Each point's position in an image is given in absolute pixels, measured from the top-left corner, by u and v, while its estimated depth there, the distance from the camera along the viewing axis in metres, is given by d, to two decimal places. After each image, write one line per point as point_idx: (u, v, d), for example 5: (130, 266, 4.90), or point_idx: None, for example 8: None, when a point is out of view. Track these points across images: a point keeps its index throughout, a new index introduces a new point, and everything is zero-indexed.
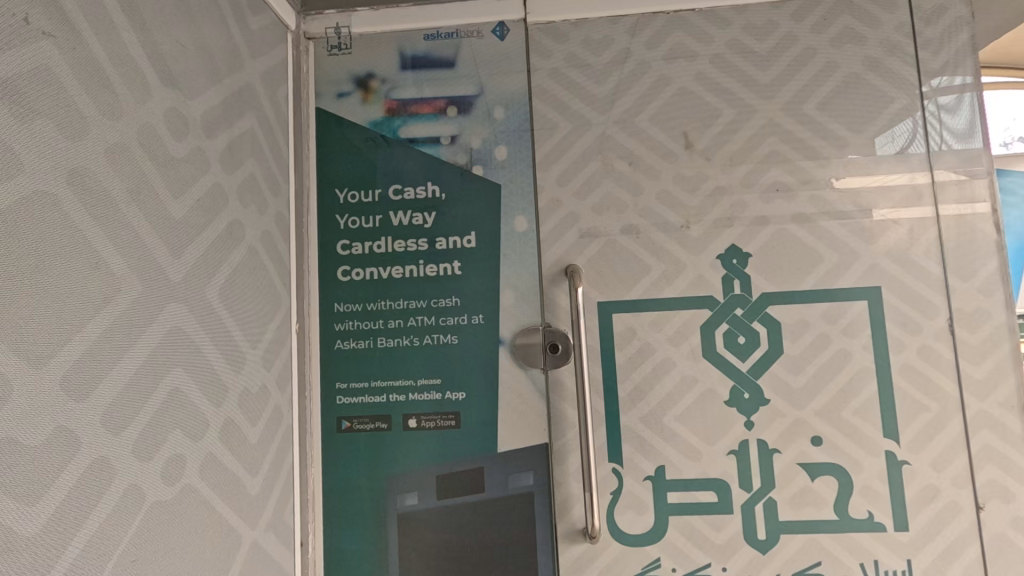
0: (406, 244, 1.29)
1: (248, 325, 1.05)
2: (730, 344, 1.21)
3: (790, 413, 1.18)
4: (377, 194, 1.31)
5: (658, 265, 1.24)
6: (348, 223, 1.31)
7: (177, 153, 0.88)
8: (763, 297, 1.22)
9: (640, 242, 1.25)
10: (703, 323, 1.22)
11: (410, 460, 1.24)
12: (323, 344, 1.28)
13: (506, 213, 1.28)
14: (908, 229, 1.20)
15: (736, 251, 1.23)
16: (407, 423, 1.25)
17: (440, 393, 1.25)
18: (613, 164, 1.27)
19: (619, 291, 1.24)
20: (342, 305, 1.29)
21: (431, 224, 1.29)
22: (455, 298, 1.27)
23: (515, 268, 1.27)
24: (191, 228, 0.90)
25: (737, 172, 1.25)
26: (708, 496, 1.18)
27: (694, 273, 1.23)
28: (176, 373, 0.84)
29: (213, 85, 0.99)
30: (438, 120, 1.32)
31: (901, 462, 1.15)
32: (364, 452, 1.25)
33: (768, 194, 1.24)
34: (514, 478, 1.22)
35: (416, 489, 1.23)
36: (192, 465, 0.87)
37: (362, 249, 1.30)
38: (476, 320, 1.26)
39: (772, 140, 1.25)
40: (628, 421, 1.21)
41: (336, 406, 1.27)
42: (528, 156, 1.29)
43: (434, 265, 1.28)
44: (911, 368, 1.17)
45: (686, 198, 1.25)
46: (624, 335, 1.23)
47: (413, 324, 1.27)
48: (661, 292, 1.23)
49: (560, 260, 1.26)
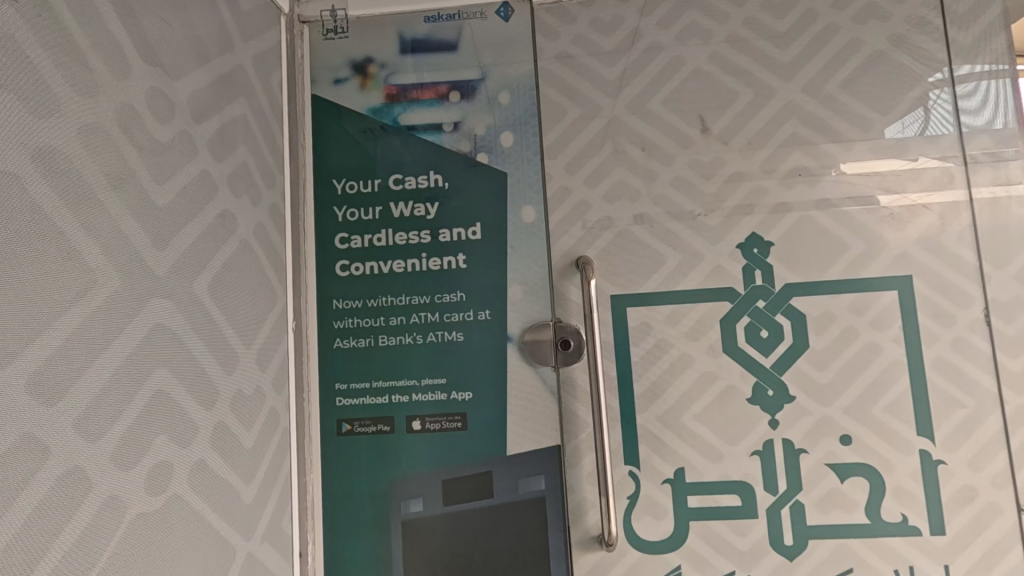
0: (408, 237, 1.23)
1: (241, 325, 0.99)
2: (752, 338, 1.15)
3: (817, 411, 1.12)
4: (377, 184, 1.24)
5: (675, 256, 1.18)
6: (346, 215, 1.24)
7: (160, 138, 0.81)
8: (787, 289, 1.15)
9: (655, 231, 1.19)
10: (723, 316, 1.16)
11: (415, 464, 1.17)
12: (322, 343, 1.21)
13: (513, 203, 1.22)
14: (939, 215, 1.14)
15: (757, 239, 1.17)
16: (411, 426, 1.18)
17: (446, 393, 1.18)
18: (625, 150, 1.21)
19: (633, 284, 1.18)
20: (342, 301, 1.22)
21: (434, 215, 1.23)
22: (460, 293, 1.20)
23: (523, 260, 1.20)
24: (178, 218, 0.84)
25: (757, 157, 1.18)
26: (731, 500, 1.12)
27: (712, 263, 1.17)
28: (162, 373, 0.78)
29: (202, 67, 0.93)
30: (440, 106, 1.25)
31: (936, 462, 1.09)
32: (366, 457, 1.18)
33: (789, 180, 1.17)
34: (524, 482, 1.15)
35: (421, 495, 1.16)
36: (181, 473, 0.80)
37: (361, 242, 1.23)
38: (483, 315, 1.19)
39: (793, 123, 1.18)
40: (645, 421, 1.14)
41: (336, 408, 1.20)
42: (535, 143, 1.23)
43: (437, 259, 1.21)
44: (944, 362, 1.10)
45: (702, 185, 1.19)
46: (639, 330, 1.16)
47: (416, 322, 1.20)
48: (678, 284, 1.17)
49: (570, 252, 1.20)
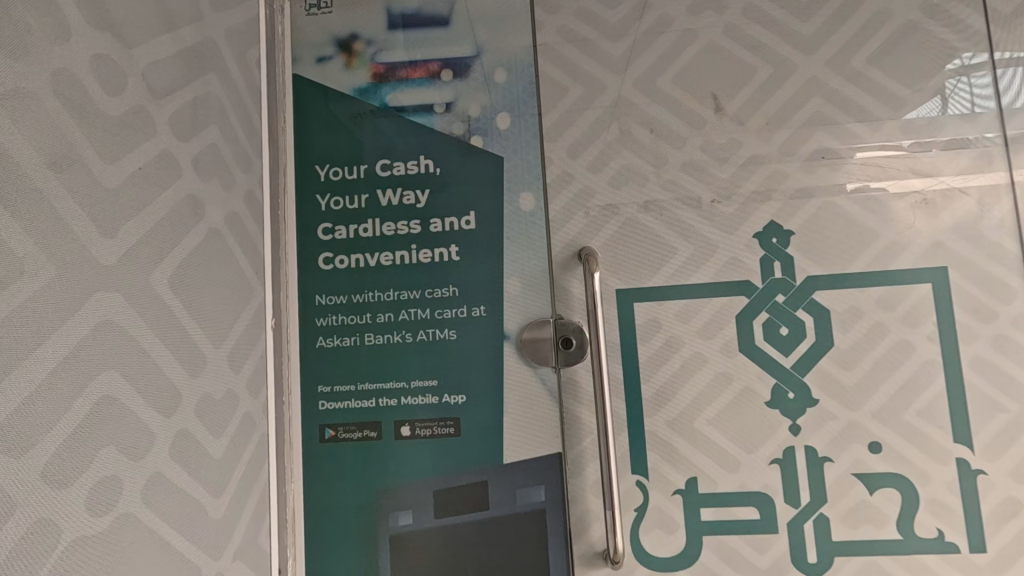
0: (396, 227, 1.13)
1: (210, 322, 0.90)
2: (771, 336, 1.05)
3: (843, 415, 1.02)
4: (363, 170, 1.15)
5: (686, 247, 1.08)
6: (330, 203, 1.15)
7: (109, 112, 0.72)
8: (809, 282, 1.05)
9: (664, 220, 1.09)
10: (739, 312, 1.06)
11: (404, 473, 1.08)
12: (303, 342, 1.13)
13: (511, 190, 1.12)
14: (977, 200, 1.04)
15: (776, 228, 1.07)
16: (400, 431, 1.09)
17: (437, 396, 1.09)
18: (632, 132, 1.11)
19: (641, 277, 1.08)
20: (325, 297, 1.13)
21: (424, 204, 1.13)
22: (453, 288, 1.11)
23: (521, 252, 1.10)
24: (132, 203, 0.75)
25: (776, 139, 1.09)
26: (749, 513, 1.02)
27: (728, 255, 1.07)
28: (109, 377, 0.69)
29: (163, 36, 0.83)
30: (431, 85, 1.16)
31: (975, 472, 0.99)
32: (351, 466, 1.09)
33: (812, 163, 1.07)
34: (523, 493, 1.06)
35: (411, 506, 1.07)
36: (132, 489, 0.71)
37: (346, 233, 1.14)
38: (477, 312, 1.10)
39: (817, 101, 1.08)
40: (654, 426, 1.05)
41: (318, 413, 1.11)
42: (534, 125, 1.13)
43: (428, 250, 1.12)
44: (984, 361, 1.00)
45: (717, 170, 1.09)
46: (648, 328, 1.07)
47: (405, 319, 1.11)
48: (690, 277, 1.07)
49: (572, 242, 1.10)
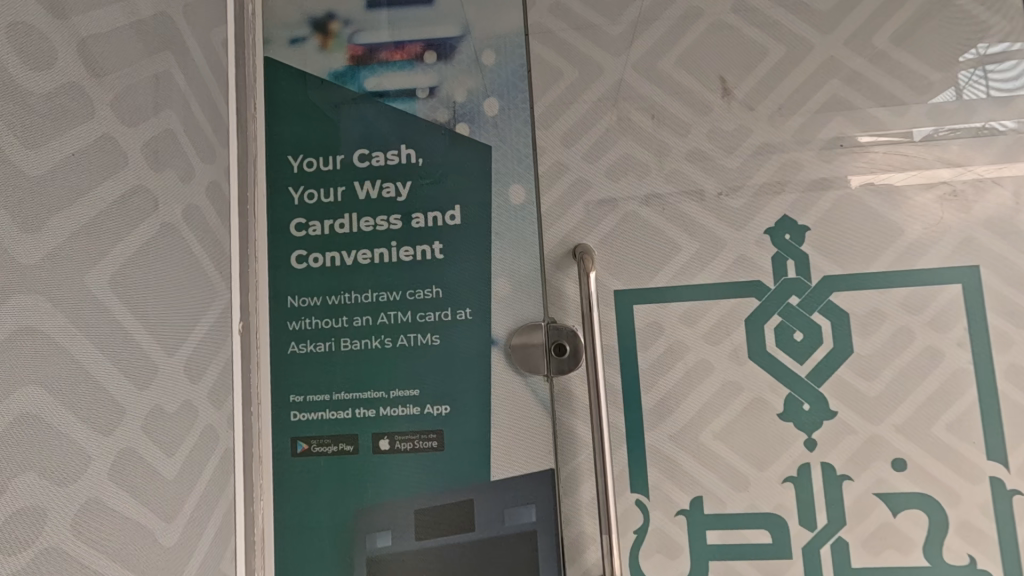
0: (375, 223, 1.04)
1: (162, 328, 0.81)
2: (783, 342, 0.96)
3: (863, 429, 0.93)
4: (339, 161, 1.06)
5: (691, 244, 0.99)
6: (303, 197, 1.06)
7: (33, 88, 0.62)
8: (826, 283, 0.96)
9: (667, 214, 1.00)
10: (749, 316, 0.97)
11: (382, 491, 0.99)
12: (274, 346, 1.03)
13: (499, 182, 1.03)
14: (1012, 192, 0.94)
15: (790, 223, 0.97)
16: (378, 445, 1.00)
17: (419, 407, 1.00)
18: (632, 119, 1.02)
19: (641, 277, 0.99)
20: (298, 298, 1.04)
21: (405, 197, 1.04)
22: (437, 289, 1.02)
23: (511, 249, 1.01)
24: (63, 194, 0.66)
25: (790, 125, 0.99)
26: (759, 536, 0.93)
27: (737, 252, 0.98)
28: (31, 392, 0.60)
29: (107, 5, 0.74)
30: (414, 68, 1.06)
31: (1010, 492, 0.90)
32: (325, 482, 1.00)
33: (828, 151, 0.98)
34: (512, 513, 0.97)
35: (390, 527, 0.98)
36: (60, 520, 0.63)
37: (321, 229, 1.05)
38: (463, 315, 1.01)
39: (834, 83, 0.99)
40: (655, 440, 0.96)
41: (290, 425, 1.02)
42: (524, 111, 1.04)
43: (409, 248, 1.03)
44: (1020, 370, 0.91)
45: (724, 159, 1.00)
46: (649, 332, 0.98)
47: (385, 323, 1.02)
48: (695, 277, 0.98)
49: (566, 239, 1.01)
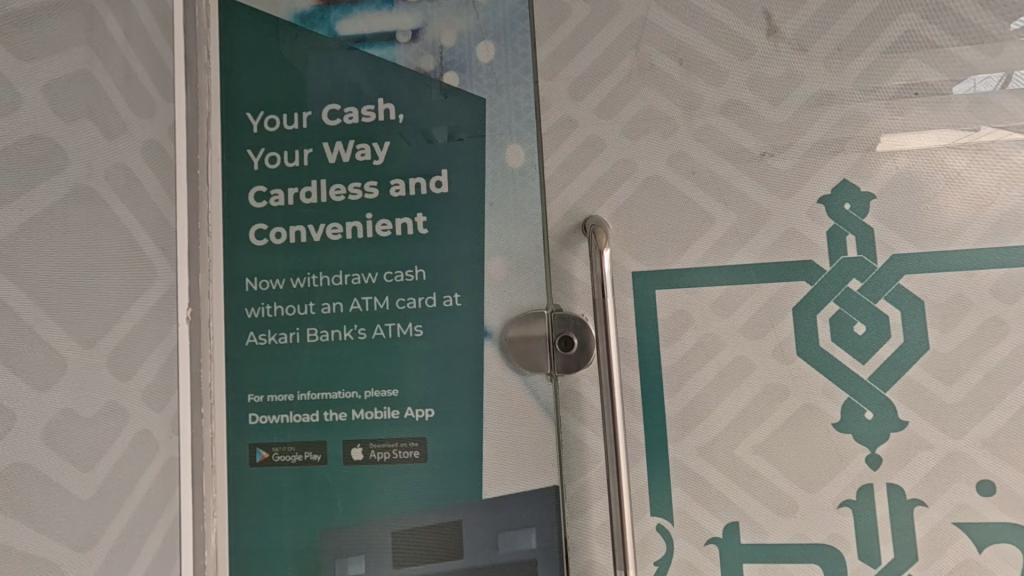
0: (348, 191, 0.88)
1: (72, 315, 0.65)
2: (841, 336, 0.78)
3: (940, 444, 0.75)
4: (305, 118, 0.89)
5: (726, 216, 0.81)
6: (263, 160, 0.89)
7: None
8: (895, 263, 0.78)
9: (698, 180, 0.82)
10: (798, 304, 0.79)
11: (355, 509, 0.84)
12: (230, 337, 0.87)
13: (495, 142, 0.86)
14: None
15: (851, 190, 0.79)
16: (349, 455, 0.84)
17: (398, 410, 0.84)
18: (655, 64, 0.84)
19: (666, 256, 0.82)
20: (257, 281, 0.88)
21: (383, 161, 0.87)
22: (419, 270, 0.85)
23: (508, 223, 0.84)
24: None
25: (852, 69, 0.80)
26: (809, 572, 0.77)
27: (783, 226, 0.80)
28: None
29: None
30: (394, 7, 0.88)
31: None
32: (288, 498, 0.85)
33: (901, 101, 0.79)
34: (507, 537, 0.81)
35: (364, 552, 0.83)
36: None
37: (284, 199, 0.88)
38: (451, 301, 0.84)
39: (909, 16, 0.79)
40: (682, 454, 0.79)
41: (247, 430, 0.86)
42: (525, 56, 0.86)
43: (387, 221, 0.87)
44: None
45: (769, 112, 0.81)
46: (674, 323, 0.81)
47: (358, 310, 0.86)
48: (732, 257, 0.81)
49: (574, 211, 0.84)
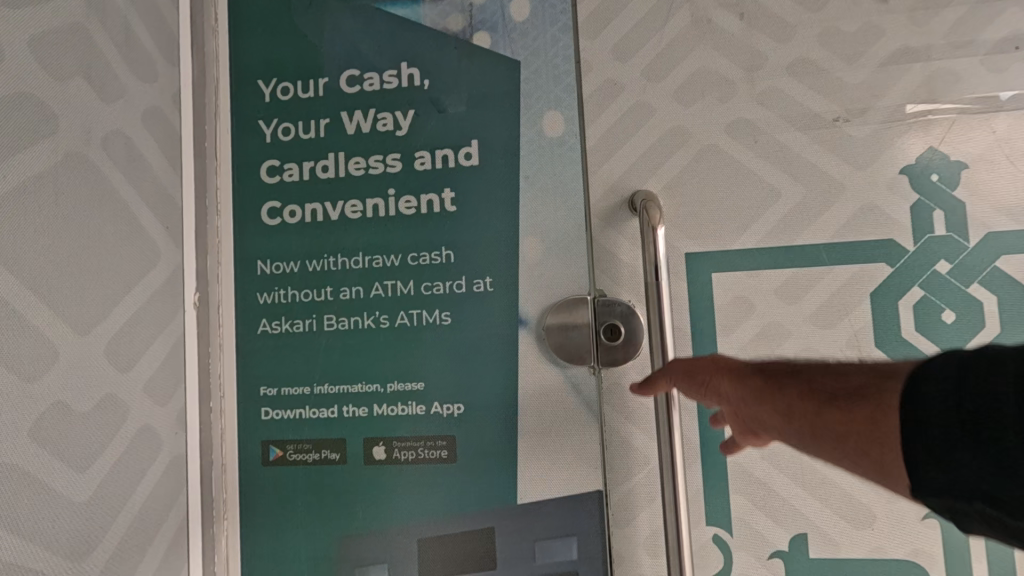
0: (368, 166, 0.80)
1: (65, 299, 0.58)
2: (926, 326, 0.69)
3: None
4: (321, 85, 0.81)
5: (792, 189, 0.72)
6: (276, 132, 0.81)
7: None
8: (991, 243, 0.68)
9: (760, 150, 0.73)
10: (876, 290, 0.70)
11: (377, 514, 0.76)
12: (241, 325, 0.80)
13: (531, 109, 0.77)
14: None
15: (938, 159, 0.69)
16: (370, 454, 0.77)
17: (423, 406, 0.76)
18: (711, 17, 0.74)
19: (723, 235, 0.73)
20: (269, 264, 0.80)
21: (407, 131, 0.79)
22: (447, 251, 0.77)
23: (545, 199, 0.76)
24: None
25: (942, 20, 0.70)
26: None
27: (859, 201, 0.71)
28: None
29: None
30: None
31: None
32: (304, 500, 0.78)
33: (999, 57, 0.69)
34: (545, 547, 0.74)
35: (386, 561, 0.76)
36: None
37: (299, 174, 0.81)
38: (481, 286, 0.76)
39: None
40: (742, 458, 0.70)
41: (260, 425, 0.79)
42: (565, 12, 0.77)
43: (412, 198, 0.79)
44: None
45: (843, 71, 0.71)
46: (733, 311, 0.72)
47: (380, 296, 0.78)
48: (799, 236, 0.71)
49: (620, 185, 0.75)
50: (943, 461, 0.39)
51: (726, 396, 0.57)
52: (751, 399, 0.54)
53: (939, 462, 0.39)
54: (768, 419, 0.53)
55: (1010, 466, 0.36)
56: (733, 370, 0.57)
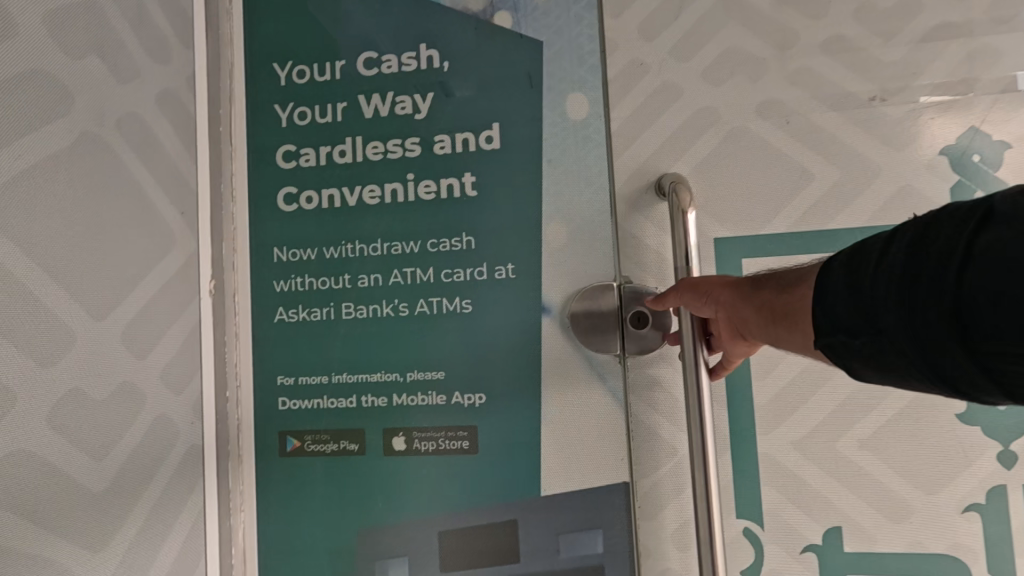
0: (386, 150, 0.78)
1: (81, 283, 0.57)
2: None
3: None
4: (338, 68, 0.79)
5: (826, 172, 0.69)
6: (292, 116, 0.79)
7: None
8: None
9: (793, 131, 0.70)
10: None
11: (396, 505, 0.75)
12: (257, 313, 0.79)
13: (554, 91, 0.75)
14: None
15: (979, 140, 0.67)
16: (389, 444, 0.75)
17: (444, 396, 0.74)
18: None
19: (755, 220, 0.70)
20: (286, 251, 0.79)
21: (426, 115, 0.77)
22: (467, 237, 0.75)
23: (568, 183, 0.74)
24: None
25: None
26: None
27: (895, 183, 0.68)
28: None
29: None
30: None
31: None
32: (322, 491, 0.76)
33: None
34: (569, 539, 0.72)
35: (406, 554, 0.75)
36: None
37: (315, 159, 0.79)
38: (503, 273, 0.74)
39: None
40: (773, 449, 0.68)
41: (277, 415, 0.78)
42: None
43: (431, 183, 0.77)
44: None
45: (880, 48, 0.69)
46: None
47: (399, 283, 0.76)
48: (834, 220, 0.69)
49: (646, 169, 0.73)
50: (822, 307, 0.48)
51: (724, 305, 0.60)
52: (743, 303, 0.57)
53: (863, 313, 0.45)
54: (754, 319, 0.57)
55: (870, 311, 0.44)
56: (736, 282, 0.60)
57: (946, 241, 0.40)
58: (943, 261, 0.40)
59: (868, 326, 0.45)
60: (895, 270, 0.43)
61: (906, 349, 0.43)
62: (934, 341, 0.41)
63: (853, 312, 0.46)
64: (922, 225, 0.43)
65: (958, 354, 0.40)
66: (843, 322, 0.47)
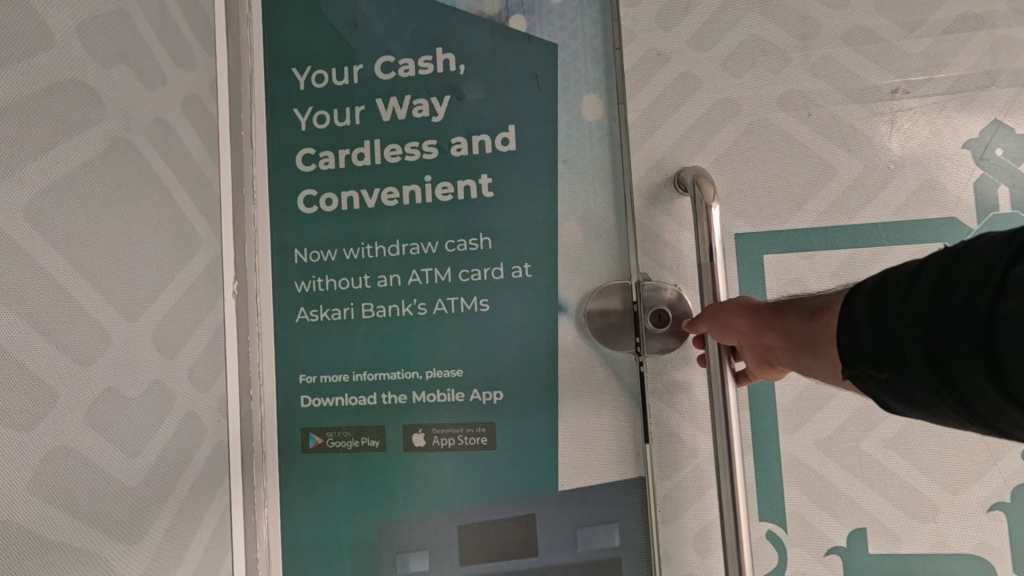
0: (404, 152, 0.79)
1: (114, 284, 0.59)
2: None
3: None
4: (356, 72, 0.80)
5: (848, 167, 0.69)
6: (311, 120, 0.81)
7: None
8: None
9: (813, 125, 0.70)
10: None
11: (416, 501, 0.76)
12: (280, 313, 0.81)
13: (569, 91, 0.75)
14: None
15: (1005, 132, 0.66)
16: (409, 441, 0.77)
17: (463, 393, 0.76)
18: None
19: (775, 216, 0.70)
20: (307, 252, 0.80)
21: (442, 117, 0.78)
22: (484, 237, 0.76)
23: (585, 182, 0.74)
24: None
25: None
26: None
27: (918, 177, 0.68)
28: None
29: None
30: None
31: None
32: (344, 487, 0.78)
33: None
34: (587, 534, 0.73)
35: (426, 549, 0.76)
36: None
37: (335, 162, 0.80)
38: (520, 272, 0.75)
39: None
40: (794, 448, 0.68)
41: (300, 413, 0.79)
42: None
43: (448, 184, 0.78)
44: None
45: (902, 38, 0.68)
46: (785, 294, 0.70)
47: (417, 283, 0.78)
48: (856, 215, 0.69)
49: (664, 166, 0.73)
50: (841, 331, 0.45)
51: (743, 332, 0.59)
52: (763, 329, 0.56)
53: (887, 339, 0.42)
54: (779, 345, 0.55)
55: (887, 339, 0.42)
56: (752, 307, 0.58)
57: (978, 267, 0.37)
58: (977, 291, 0.37)
59: (892, 356, 0.42)
60: (923, 297, 0.40)
61: (932, 383, 0.40)
62: (966, 372, 0.37)
63: (876, 340, 0.43)
64: (953, 252, 0.40)
65: (997, 391, 0.36)
66: (866, 352, 0.43)
